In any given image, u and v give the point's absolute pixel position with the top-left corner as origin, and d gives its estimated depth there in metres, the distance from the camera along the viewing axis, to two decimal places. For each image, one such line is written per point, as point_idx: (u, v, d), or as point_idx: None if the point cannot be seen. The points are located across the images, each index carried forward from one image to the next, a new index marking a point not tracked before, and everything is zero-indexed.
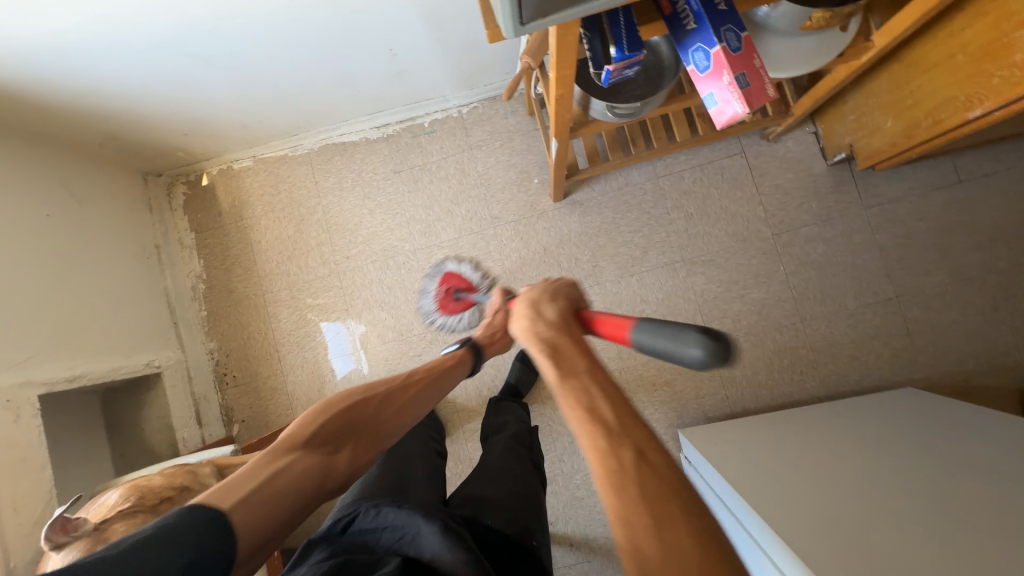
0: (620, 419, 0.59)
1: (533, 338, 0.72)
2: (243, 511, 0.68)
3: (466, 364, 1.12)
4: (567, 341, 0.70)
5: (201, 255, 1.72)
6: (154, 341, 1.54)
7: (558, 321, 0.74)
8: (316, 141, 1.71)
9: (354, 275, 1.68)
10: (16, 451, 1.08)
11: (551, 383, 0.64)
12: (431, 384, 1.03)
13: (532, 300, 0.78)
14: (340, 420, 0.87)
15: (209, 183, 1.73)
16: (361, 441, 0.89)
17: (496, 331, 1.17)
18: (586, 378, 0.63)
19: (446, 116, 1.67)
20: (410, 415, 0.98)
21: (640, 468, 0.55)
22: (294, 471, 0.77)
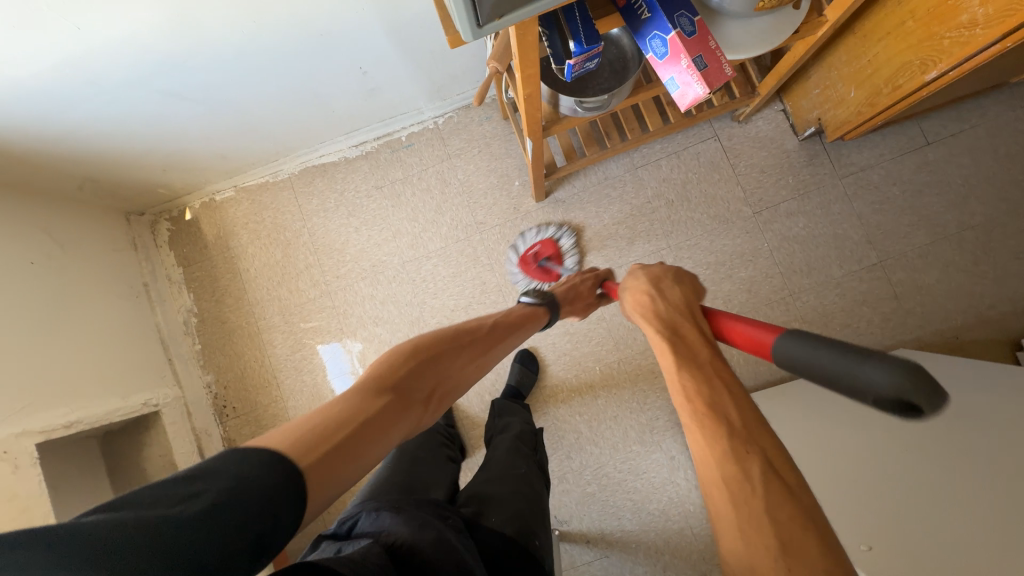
0: (739, 417, 0.61)
1: (650, 322, 0.78)
2: (333, 448, 0.64)
3: (535, 322, 1.14)
4: (688, 329, 0.75)
5: (191, 289, 1.72)
6: (150, 380, 1.53)
7: (682, 307, 0.80)
8: (296, 165, 1.72)
9: (345, 294, 1.69)
10: (17, 503, 1.06)
11: (673, 374, 0.68)
12: (486, 351, 1.00)
13: (655, 282, 0.85)
14: (421, 370, 0.85)
15: (193, 217, 1.74)
16: (434, 398, 0.86)
17: (579, 296, 1.24)
18: (706, 369, 0.67)
19: (422, 129, 1.69)
20: (466, 373, 0.95)
21: (769, 480, 0.56)
22: (381, 410, 0.73)
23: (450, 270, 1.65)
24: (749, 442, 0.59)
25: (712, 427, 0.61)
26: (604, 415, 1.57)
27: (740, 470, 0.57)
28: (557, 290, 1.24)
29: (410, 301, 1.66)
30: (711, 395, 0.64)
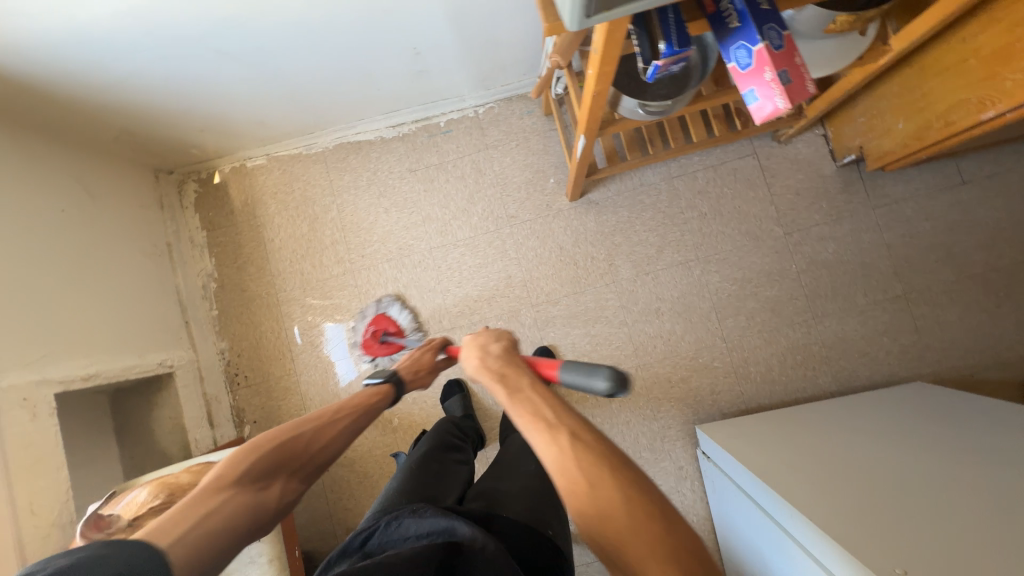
0: (561, 420, 0.69)
1: (480, 370, 0.81)
2: (174, 553, 0.62)
3: (398, 389, 1.02)
4: (512, 367, 0.79)
5: (213, 253, 1.70)
6: (166, 340, 1.52)
7: (501, 351, 0.84)
8: (331, 139, 1.71)
9: (369, 274, 1.68)
10: (33, 450, 1.05)
11: (502, 402, 0.74)
12: (359, 415, 0.91)
13: (479, 342, 0.85)
14: (274, 451, 0.80)
15: (221, 181, 1.72)
16: (296, 471, 0.82)
17: (422, 369, 1.09)
18: (529, 393, 0.74)
19: (462, 116, 1.69)
20: (339, 436, 0.88)
21: (574, 447, 0.66)
22: (223, 509, 0.71)
23: (476, 261, 1.65)
24: (575, 437, 0.67)
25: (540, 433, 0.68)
26: (616, 419, 1.56)
27: (566, 458, 0.65)
28: (400, 366, 1.07)
29: (433, 288, 1.65)
30: (537, 409, 0.72)
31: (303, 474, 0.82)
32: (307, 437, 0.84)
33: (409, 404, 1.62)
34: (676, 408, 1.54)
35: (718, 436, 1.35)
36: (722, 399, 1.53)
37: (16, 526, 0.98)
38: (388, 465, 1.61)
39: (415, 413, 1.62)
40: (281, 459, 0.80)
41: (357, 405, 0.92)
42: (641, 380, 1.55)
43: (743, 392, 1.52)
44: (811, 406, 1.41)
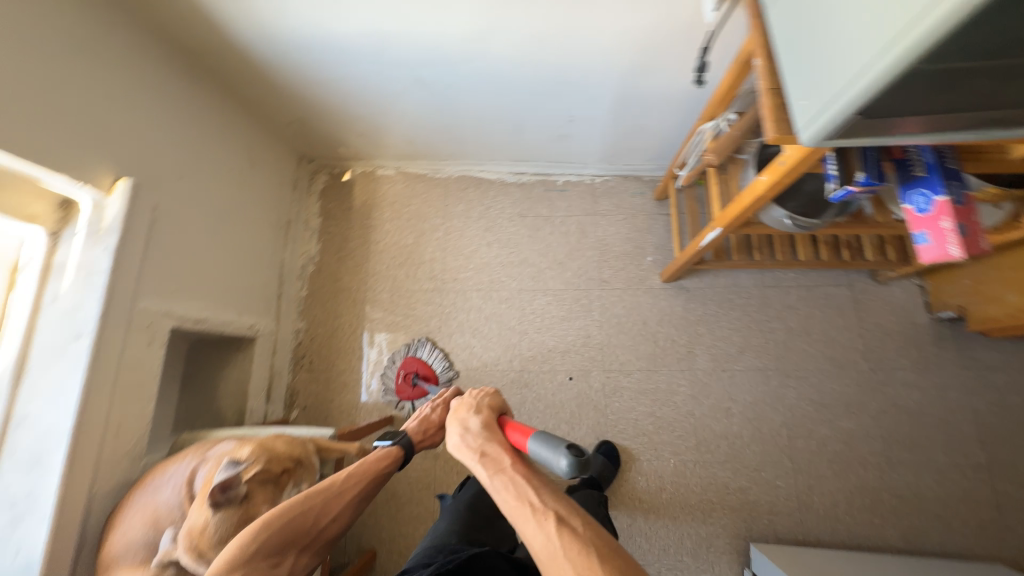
0: (546, 502, 0.64)
1: (463, 449, 0.75)
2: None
3: (397, 463, 0.94)
4: (492, 443, 0.74)
5: (320, 239, 1.82)
6: (260, 306, 1.59)
7: (482, 425, 0.78)
8: (457, 170, 1.86)
9: (455, 297, 1.74)
10: (139, 374, 1.09)
11: (483, 484, 0.69)
12: (364, 486, 0.88)
13: (456, 414, 0.82)
14: (279, 536, 0.77)
15: (350, 179, 1.88)
16: (303, 550, 0.80)
17: (434, 427, 1.03)
18: (511, 477, 0.68)
19: (579, 181, 1.83)
20: (340, 515, 0.85)
21: (562, 534, 0.60)
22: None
23: (559, 313, 1.70)
24: (555, 529, 0.60)
25: (517, 520, 0.64)
26: (663, 511, 1.48)
27: (549, 545, 0.59)
28: (409, 428, 1.01)
29: (512, 326, 1.70)
30: (511, 489, 0.67)
31: (311, 551, 0.81)
32: (311, 516, 0.81)
33: None
34: (729, 518, 1.46)
35: (778, 560, 1.27)
36: (779, 522, 1.45)
37: (102, 444, 1.00)
38: (420, 491, 1.56)
39: None
40: (289, 539, 0.78)
41: (357, 483, 0.87)
42: (698, 478, 1.50)
43: (803, 521, 1.45)
44: (879, 557, 1.33)
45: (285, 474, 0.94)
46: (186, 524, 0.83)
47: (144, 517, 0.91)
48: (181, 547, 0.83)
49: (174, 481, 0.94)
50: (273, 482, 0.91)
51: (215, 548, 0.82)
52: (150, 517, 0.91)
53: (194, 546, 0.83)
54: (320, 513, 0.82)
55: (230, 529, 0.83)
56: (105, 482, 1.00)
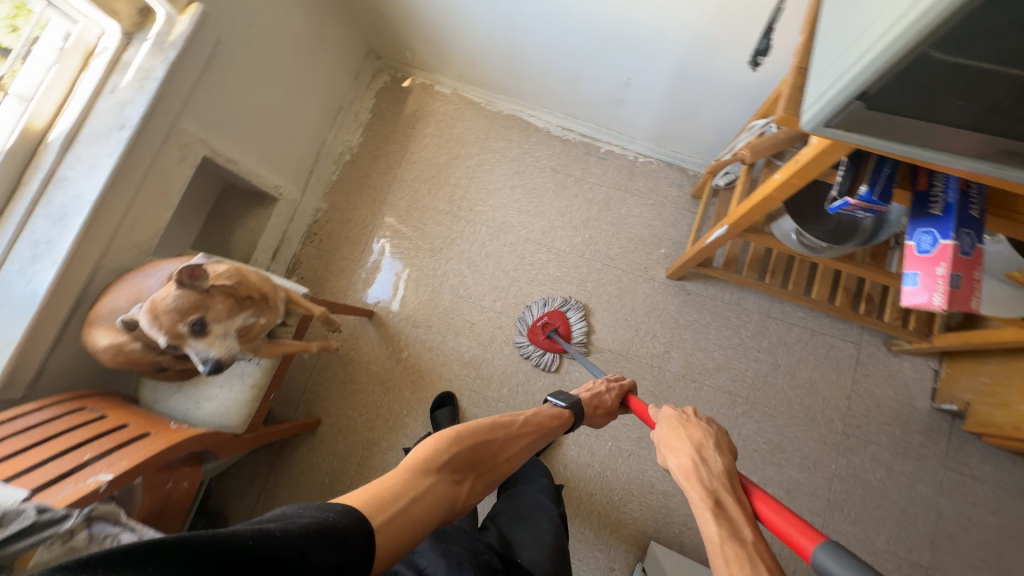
0: None
1: (692, 484, 0.72)
2: (397, 529, 0.69)
3: (564, 425, 1.11)
4: (732, 500, 0.68)
5: (363, 134, 1.90)
6: (290, 174, 1.71)
7: (721, 472, 0.74)
8: (508, 108, 1.86)
9: (465, 226, 1.79)
10: (164, 183, 1.23)
11: (713, 544, 0.62)
12: (530, 439, 1.02)
13: (696, 441, 0.79)
14: (466, 454, 0.88)
15: (408, 86, 1.93)
16: (479, 477, 0.90)
17: (602, 408, 1.18)
18: (751, 550, 0.59)
19: (622, 154, 1.78)
20: (513, 458, 0.97)
21: None
22: (432, 494, 0.78)
23: (556, 273, 1.70)
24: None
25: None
26: (583, 485, 1.51)
27: None
28: (583, 398, 1.17)
29: (507, 270, 1.73)
30: (737, 554, 0.59)
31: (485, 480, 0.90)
32: (490, 447, 0.94)
33: (424, 348, 1.69)
34: (642, 515, 1.47)
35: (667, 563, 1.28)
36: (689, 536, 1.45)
37: (117, 229, 1.15)
38: (374, 385, 1.67)
39: (424, 359, 1.68)
40: (474, 460, 0.90)
41: (531, 432, 1.03)
42: (627, 468, 1.51)
43: None
44: None
45: (250, 292, 1.06)
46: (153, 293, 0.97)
47: (128, 294, 1.06)
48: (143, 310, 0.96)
49: (158, 274, 1.08)
50: (234, 296, 1.03)
51: (169, 315, 0.95)
52: (132, 293, 1.06)
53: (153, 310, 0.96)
54: (497, 446, 0.96)
55: (186, 304, 0.97)
56: (111, 261, 1.16)
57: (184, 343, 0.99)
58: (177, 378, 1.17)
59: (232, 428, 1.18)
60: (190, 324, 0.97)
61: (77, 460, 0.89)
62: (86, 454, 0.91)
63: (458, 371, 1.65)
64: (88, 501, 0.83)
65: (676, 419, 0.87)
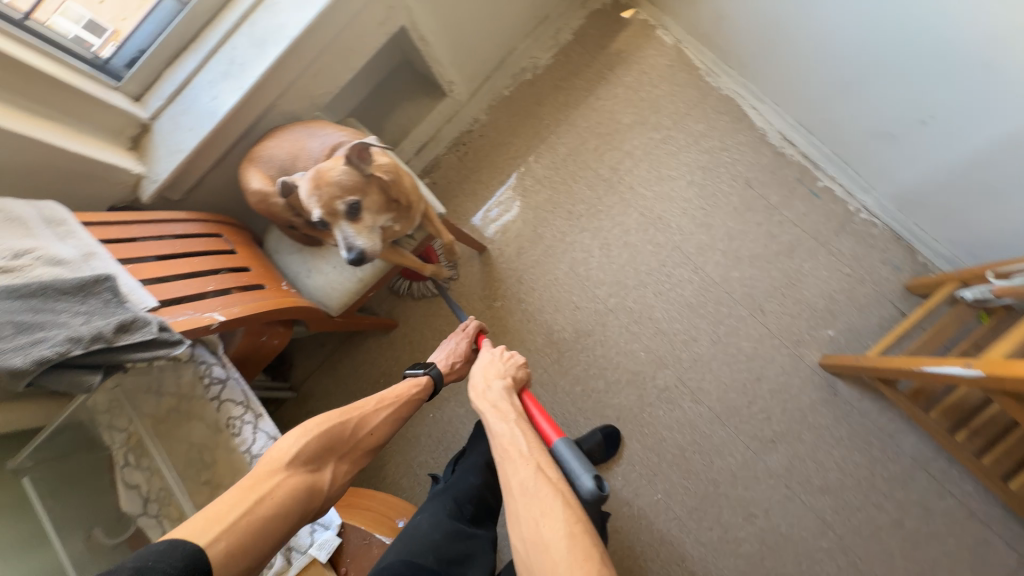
0: (536, 454, 0.70)
1: (481, 397, 0.84)
2: (232, 537, 0.67)
3: (424, 391, 1.00)
4: (505, 402, 0.81)
5: (555, 55, 1.68)
6: (468, 72, 1.59)
7: (501, 386, 0.85)
8: (729, 88, 1.53)
9: (616, 202, 1.57)
10: (357, 42, 1.15)
11: (493, 434, 0.76)
12: (393, 410, 0.93)
13: (485, 372, 0.89)
14: (315, 441, 0.80)
15: (626, 19, 1.65)
16: (341, 456, 0.84)
17: (456, 364, 1.08)
18: (517, 431, 0.75)
19: (842, 199, 1.41)
20: (377, 429, 0.90)
21: (542, 466, 0.68)
22: (277, 493, 0.73)
23: (691, 298, 1.47)
24: (535, 476, 0.66)
25: (503, 454, 0.72)
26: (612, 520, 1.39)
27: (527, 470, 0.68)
28: (437, 364, 1.06)
29: (638, 270, 1.52)
30: (505, 439, 0.74)
31: (347, 459, 0.84)
32: (345, 427, 0.86)
33: (518, 307, 1.58)
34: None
35: None
36: None
37: (301, 74, 1.10)
38: (457, 318, 1.63)
39: (513, 317, 1.58)
40: (328, 443, 0.82)
41: (390, 405, 0.93)
42: (664, 529, 1.34)
43: None
44: None
45: (403, 192, 1.00)
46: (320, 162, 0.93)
47: (290, 149, 1.05)
48: (308, 176, 0.94)
49: (323, 139, 1.04)
50: (385, 192, 0.98)
51: (332, 189, 0.92)
52: (296, 151, 1.04)
53: (316, 179, 0.93)
54: (355, 427, 0.87)
55: (345, 183, 0.93)
56: (284, 105, 1.13)
57: (335, 223, 0.96)
58: (302, 241, 1.19)
59: (330, 310, 1.18)
60: (348, 205, 0.94)
61: (202, 288, 0.92)
62: (210, 285, 0.94)
63: (541, 347, 1.54)
64: (198, 333, 0.85)
65: (484, 361, 0.92)
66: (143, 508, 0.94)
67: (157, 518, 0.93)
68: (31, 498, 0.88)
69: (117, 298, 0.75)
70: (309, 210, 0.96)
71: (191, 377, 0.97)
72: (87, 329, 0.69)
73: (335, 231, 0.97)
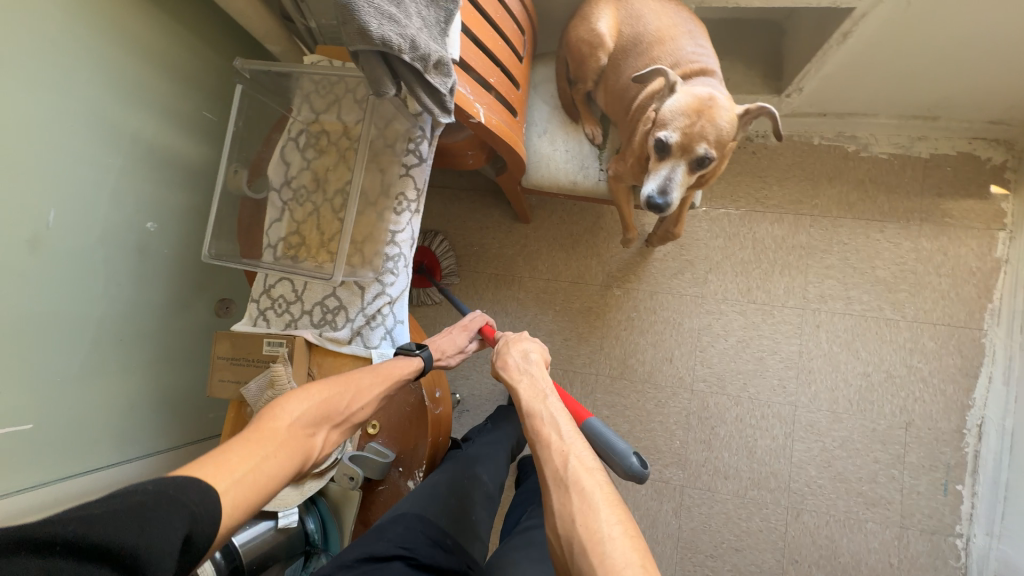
0: (573, 441, 0.65)
1: (513, 375, 0.80)
2: (236, 488, 0.55)
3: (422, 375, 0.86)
4: (542, 382, 0.78)
5: (892, 156, 1.40)
6: (815, 97, 1.32)
7: (541, 365, 0.83)
8: (993, 343, 1.31)
9: (792, 323, 1.42)
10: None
11: (523, 412, 0.72)
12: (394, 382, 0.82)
13: (514, 346, 0.87)
14: (317, 405, 0.70)
15: (991, 192, 1.35)
16: (336, 425, 0.72)
17: (456, 351, 0.96)
18: (548, 409, 0.71)
19: (960, 515, 1.29)
20: (373, 406, 0.79)
21: (586, 465, 0.62)
22: (277, 452, 0.62)
23: (757, 449, 1.39)
24: (578, 465, 0.62)
25: (537, 433, 0.68)
26: None
27: (563, 459, 0.63)
28: (434, 347, 0.93)
29: (745, 387, 1.42)
30: (546, 425, 0.68)
31: (341, 429, 0.73)
32: (344, 396, 0.74)
33: (627, 310, 1.51)
34: None
35: None
36: None
37: None
38: (577, 269, 1.56)
39: (616, 313, 1.52)
40: (326, 410, 0.71)
41: (386, 376, 0.81)
42: None
43: None
44: None
45: (713, 175, 0.96)
46: (717, 93, 0.85)
47: (663, 28, 0.92)
48: (694, 96, 0.85)
49: (705, 59, 0.91)
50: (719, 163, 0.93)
51: (710, 128, 0.85)
52: (667, 29, 0.92)
53: (706, 104, 0.84)
54: (353, 398, 0.75)
55: (717, 134, 0.86)
56: None
57: (672, 156, 0.89)
58: (565, 102, 1.07)
59: (525, 177, 1.09)
60: (704, 154, 0.87)
61: (486, 74, 0.83)
62: (492, 78, 0.84)
63: (611, 357, 1.50)
64: (461, 114, 0.78)
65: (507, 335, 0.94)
66: (280, 186, 0.94)
67: (283, 205, 0.94)
68: (234, 104, 0.88)
69: (443, 25, 0.66)
70: (659, 123, 0.88)
71: (400, 130, 0.91)
72: (422, 41, 0.60)
73: (665, 162, 0.90)
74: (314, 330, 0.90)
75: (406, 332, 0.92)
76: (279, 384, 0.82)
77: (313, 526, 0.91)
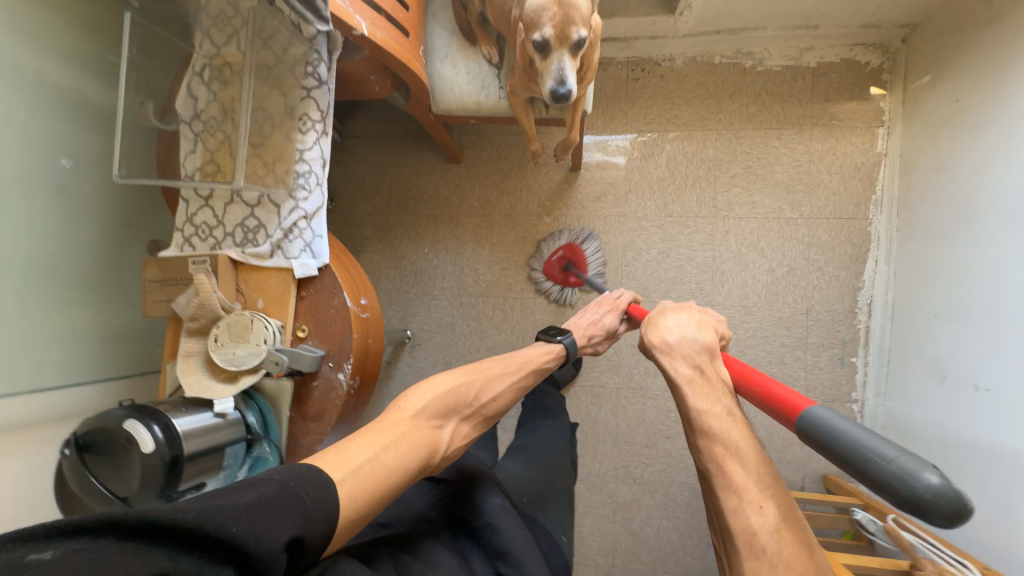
0: (771, 504, 0.58)
1: (671, 356, 0.74)
2: (356, 480, 0.55)
3: (556, 360, 0.97)
4: (713, 376, 0.70)
5: (784, 68, 1.52)
6: (706, 15, 1.41)
7: (705, 351, 0.73)
8: (877, 230, 1.47)
9: (706, 231, 1.54)
10: None
11: (692, 416, 0.66)
12: (522, 374, 0.87)
13: (663, 332, 0.78)
14: (442, 398, 0.72)
15: (872, 94, 1.47)
16: (465, 417, 0.75)
17: (595, 333, 1.08)
18: (732, 425, 0.64)
19: (853, 383, 1.47)
20: (502, 392, 0.82)
21: (790, 528, 0.57)
22: (403, 444, 0.63)
23: None
24: (760, 510, 0.57)
25: (719, 472, 0.61)
26: None
27: (772, 519, 0.57)
28: (577, 330, 1.07)
29: (667, 294, 1.55)
30: (725, 450, 0.62)
31: (471, 421, 0.76)
32: (470, 389, 0.77)
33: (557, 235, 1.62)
34: None
35: None
36: None
37: None
38: (508, 202, 1.65)
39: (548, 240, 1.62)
40: (455, 400, 0.74)
41: (505, 364, 0.87)
42: None
43: None
44: None
45: (590, 62, 1.05)
46: None
47: None
48: None
49: None
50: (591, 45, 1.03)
51: (574, 12, 0.93)
52: None
53: None
54: (484, 388, 0.79)
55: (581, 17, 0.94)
56: None
57: (555, 51, 0.96)
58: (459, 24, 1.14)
59: (434, 103, 1.16)
60: (579, 38, 0.95)
61: None
62: None
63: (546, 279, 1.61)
64: (341, 26, 0.85)
65: (659, 313, 0.84)
66: (190, 119, 0.99)
67: (195, 137, 0.99)
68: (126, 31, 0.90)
69: None
70: (532, 25, 0.95)
71: (298, 55, 0.96)
72: None
73: (552, 59, 0.97)
74: (237, 249, 0.97)
75: (327, 246, 0.98)
76: (205, 292, 0.90)
77: (252, 420, 0.92)
